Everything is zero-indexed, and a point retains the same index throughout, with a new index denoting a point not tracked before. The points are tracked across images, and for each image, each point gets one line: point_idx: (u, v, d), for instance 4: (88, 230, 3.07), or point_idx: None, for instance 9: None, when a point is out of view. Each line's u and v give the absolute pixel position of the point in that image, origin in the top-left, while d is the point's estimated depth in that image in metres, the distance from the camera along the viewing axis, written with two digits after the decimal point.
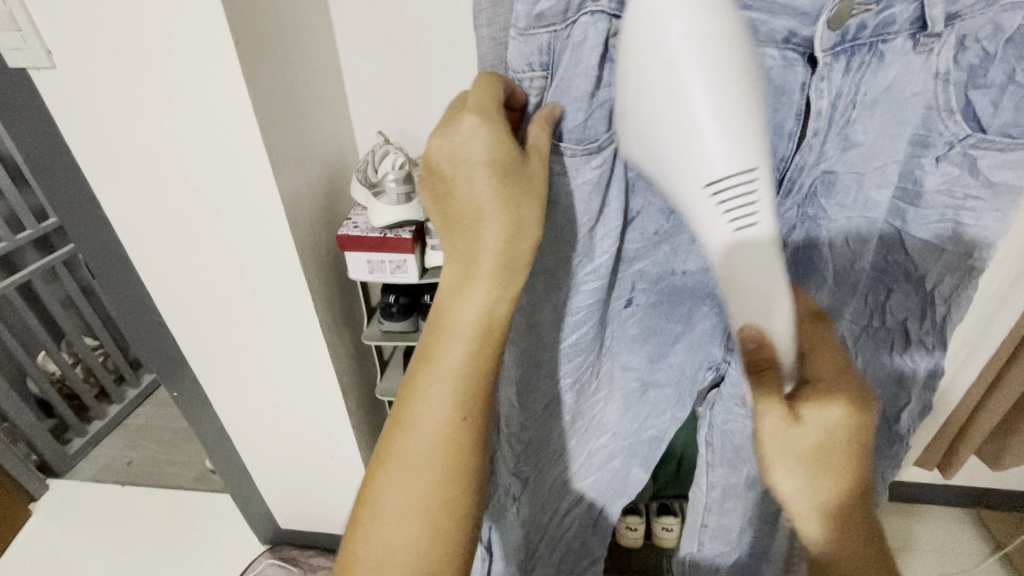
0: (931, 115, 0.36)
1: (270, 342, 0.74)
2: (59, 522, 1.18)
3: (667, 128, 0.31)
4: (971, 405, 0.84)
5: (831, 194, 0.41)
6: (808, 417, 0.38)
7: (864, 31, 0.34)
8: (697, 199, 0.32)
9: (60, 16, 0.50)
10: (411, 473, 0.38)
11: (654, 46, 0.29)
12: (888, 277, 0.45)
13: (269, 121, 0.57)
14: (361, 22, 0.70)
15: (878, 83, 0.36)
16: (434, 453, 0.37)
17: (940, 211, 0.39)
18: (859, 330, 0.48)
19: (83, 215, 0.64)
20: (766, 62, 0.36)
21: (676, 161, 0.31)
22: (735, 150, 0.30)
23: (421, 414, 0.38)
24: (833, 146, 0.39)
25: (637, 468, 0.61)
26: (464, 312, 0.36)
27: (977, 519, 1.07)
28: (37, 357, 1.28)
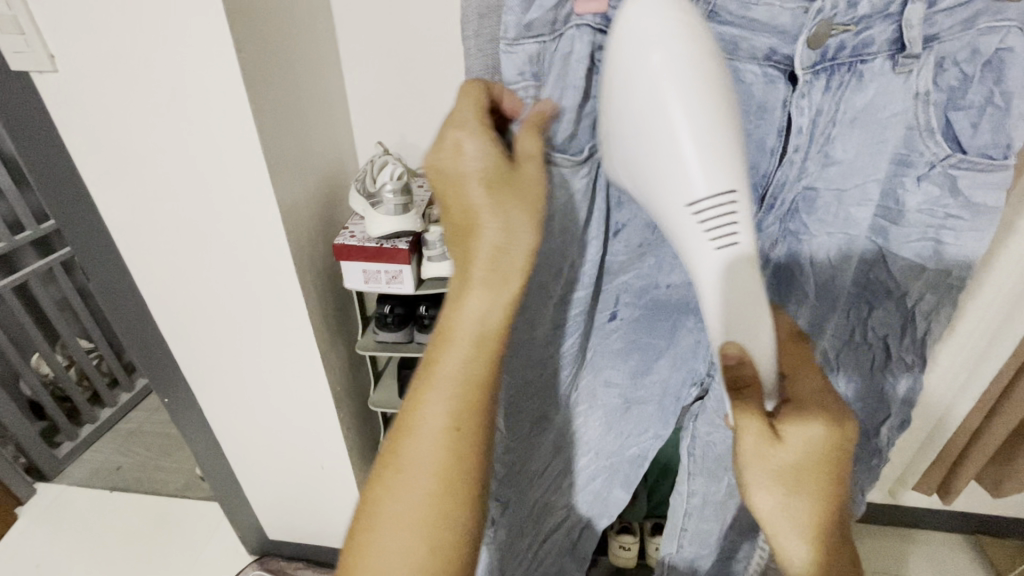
0: (912, 134, 0.36)
1: (262, 351, 0.74)
2: (46, 527, 1.16)
3: (650, 144, 0.32)
4: (971, 429, 0.83)
5: (812, 211, 0.40)
6: (789, 434, 0.38)
7: (843, 51, 0.35)
8: (680, 217, 0.33)
9: (63, 22, 0.51)
10: (411, 491, 0.36)
11: (635, 71, 0.31)
12: (869, 293, 0.44)
13: (270, 127, 0.58)
14: (364, 33, 0.70)
15: (856, 102, 0.36)
16: (433, 471, 0.36)
17: (921, 230, 0.39)
18: (840, 345, 0.48)
19: (80, 219, 0.64)
20: (746, 77, 0.37)
21: (660, 176, 0.32)
22: (712, 170, 0.31)
23: (420, 429, 0.36)
24: (815, 163, 0.39)
25: (618, 490, 0.61)
26: (466, 326, 0.36)
27: (977, 547, 1.05)
28: (31, 359, 1.28)
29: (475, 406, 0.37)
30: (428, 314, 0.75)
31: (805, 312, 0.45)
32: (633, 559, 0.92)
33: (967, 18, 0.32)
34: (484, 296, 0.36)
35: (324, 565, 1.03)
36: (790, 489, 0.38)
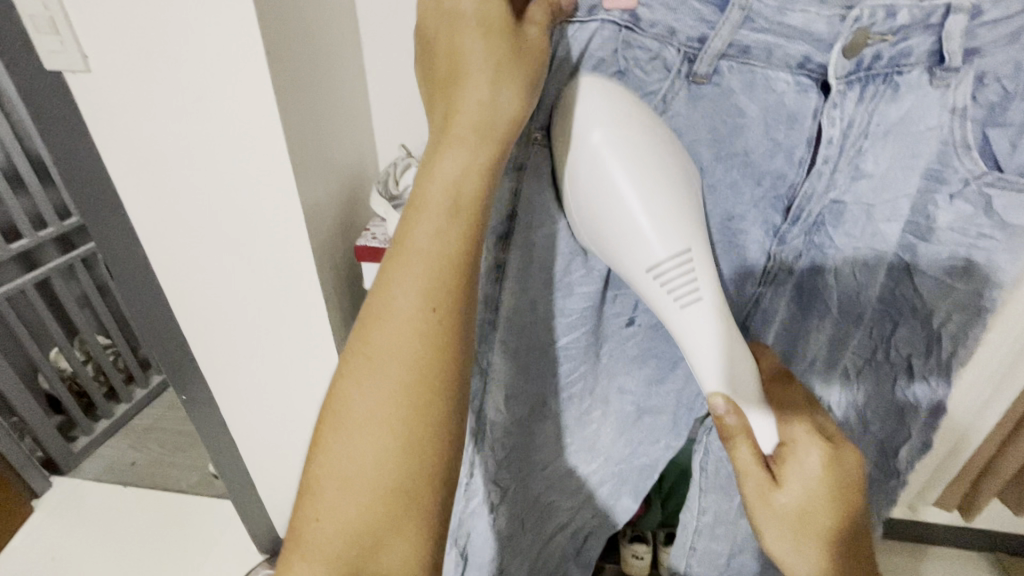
0: (946, 150, 0.35)
1: (280, 351, 0.74)
2: (60, 521, 1.18)
3: (603, 215, 0.34)
4: (995, 446, 0.82)
5: (839, 222, 0.39)
6: (788, 476, 0.36)
7: (880, 61, 0.34)
8: (640, 279, 0.34)
9: (98, 23, 0.52)
10: (378, 374, 0.33)
11: (582, 155, 0.33)
12: (893, 312, 0.43)
13: (296, 129, 0.58)
14: (389, 38, 0.71)
15: (892, 114, 0.35)
16: (403, 351, 0.32)
17: (953, 249, 0.38)
18: (861, 363, 0.47)
19: (107, 217, 0.65)
20: (778, 85, 0.36)
21: (621, 243, 0.34)
22: (666, 233, 0.33)
23: (390, 307, 0.33)
24: (844, 175, 0.37)
25: (626, 497, 0.60)
26: (435, 186, 0.32)
27: (997, 566, 1.03)
28: (50, 353, 1.29)
29: (449, 278, 0.32)
30: None
31: (825, 326, 0.45)
32: (645, 568, 0.92)
33: (1012, 32, 0.32)
34: (460, 153, 0.32)
35: None
36: (798, 529, 0.37)
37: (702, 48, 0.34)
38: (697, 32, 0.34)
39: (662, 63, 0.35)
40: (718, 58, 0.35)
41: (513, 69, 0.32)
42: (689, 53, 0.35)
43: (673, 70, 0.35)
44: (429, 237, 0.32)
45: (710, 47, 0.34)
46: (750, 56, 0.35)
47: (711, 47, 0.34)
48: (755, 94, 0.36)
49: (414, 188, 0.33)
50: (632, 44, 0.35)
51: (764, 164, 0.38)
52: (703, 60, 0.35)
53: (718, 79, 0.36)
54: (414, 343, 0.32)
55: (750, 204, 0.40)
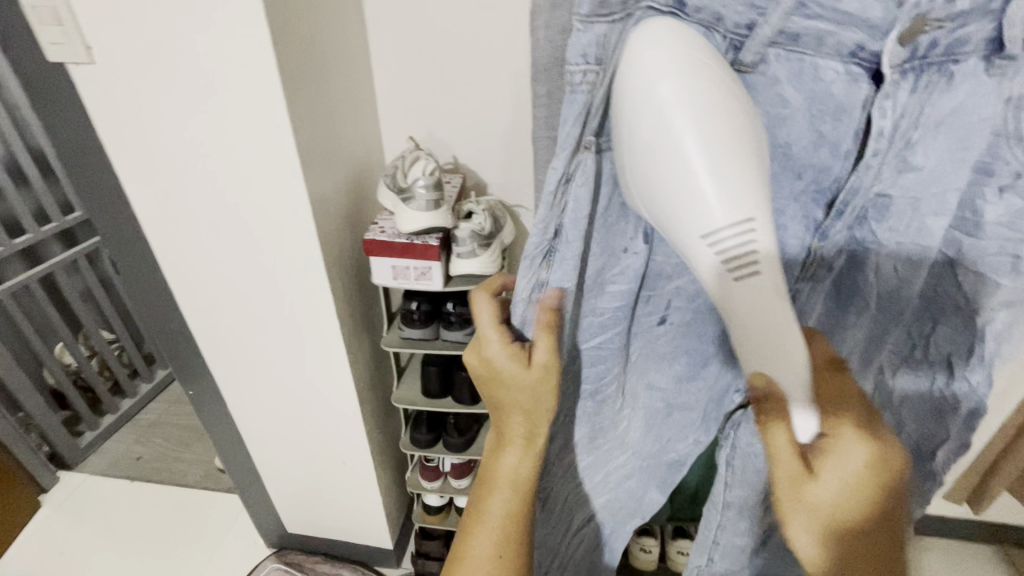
0: (998, 141, 0.33)
1: (289, 345, 0.74)
2: (68, 516, 1.18)
3: (657, 169, 0.29)
4: (1005, 440, 0.82)
5: (884, 217, 0.38)
6: (825, 470, 0.37)
7: (935, 49, 0.32)
8: (693, 246, 0.30)
9: (103, 13, 0.50)
10: (490, 528, 0.48)
11: (643, 107, 0.29)
12: (934, 311, 0.42)
13: (301, 122, 0.57)
14: (397, 28, 0.70)
15: (945, 104, 0.33)
16: (504, 522, 0.48)
17: (999, 246, 0.36)
18: (897, 362, 0.46)
19: (112, 211, 0.64)
20: (827, 75, 0.34)
21: (678, 203, 0.29)
22: (732, 197, 0.28)
23: (489, 508, 0.48)
24: (891, 168, 0.36)
25: (653, 491, 0.59)
26: (517, 443, 0.46)
27: (1004, 557, 1.03)
28: (55, 349, 1.29)
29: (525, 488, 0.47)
30: (454, 312, 0.73)
31: (864, 324, 0.45)
32: (654, 561, 0.92)
33: None
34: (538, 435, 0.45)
35: (342, 560, 1.03)
36: (826, 525, 0.38)
37: (751, 34, 0.33)
38: (744, 19, 0.32)
39: (708, 52, 0.33)
40: (766, 46, 0.33)
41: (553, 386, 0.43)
42: (735, 40, 0.33)
43: (719, 59, 0.33)
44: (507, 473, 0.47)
45: (758, 35, 0.33)
46: (799, 43, 0.33)
47: (759, 34, 0.33)
48: (802, 83, 0.34)
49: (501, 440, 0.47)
50: (678, 31, 0.32)
51: (810, 157, 0.37)
52: (750, 48, 0.33)
53: (765, 68, 0.34)
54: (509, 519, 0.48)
55: (792, 200, 0.39)
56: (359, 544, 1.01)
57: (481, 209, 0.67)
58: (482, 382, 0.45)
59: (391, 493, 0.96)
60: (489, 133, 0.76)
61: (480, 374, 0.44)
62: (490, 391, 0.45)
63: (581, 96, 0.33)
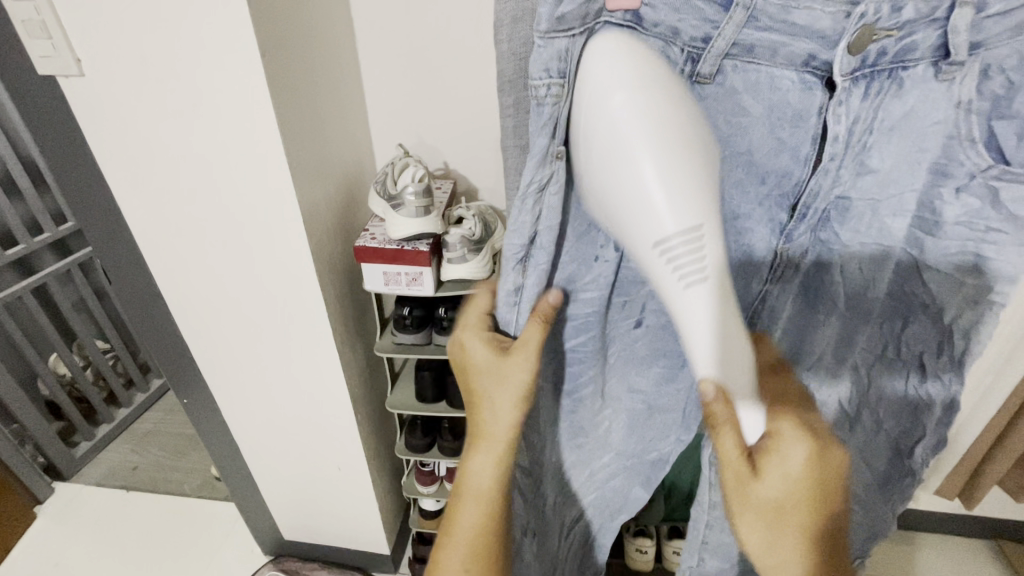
0: (952, 144, 0.34)
1: (282, 353, 0.74)
2: (63, 527, 1.17)
3: (611, 179, 0.31)
4: (994, 434, 0.82)
5: (845, 220, 0.39)
6: (767, 469, 0.34)
7: (884, 57, 0.33)
8: (647, 256, 0.31)
9: (91, 26, 0.51)
10: (466, 538, 0.46)
11: (596, 120, 0.31)
12: (903, 309, 0.43)
13: (293, 132, 0.58)
14: (384, 37, 0.71)
15: (896, 110, 0.34)
16: (479, 527, 0.47)
17: (960, 244, 0.37)
18: (872, 359, 0.46)
19: (103, 222, 0.65)
20: (782, 84, 0.35)
21: (630, 212, 0.31)
22: (680, 206, 0.29)
23: (462, 517, 0.47)
24: (849, 171, 0.37)
25: (639, 488, 0.59)
26: (491, 439, 0.44)
27: (997, 551, 1.04)
28: (49, 359, 1.29)
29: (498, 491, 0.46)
30: (446, 316, 0.74)
31: (834, 323, 0.45)
32: (650, 562, 0.92)
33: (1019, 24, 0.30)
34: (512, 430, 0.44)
35: (339, 567, 1.03)
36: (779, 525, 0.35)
37: (706, 47, 0.34)
38: (700, 32, 0.33)
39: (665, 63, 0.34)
40: (723, 57, 0.34)
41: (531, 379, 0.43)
42: (692, 52, 0.34)
43: (675, 69, 0.35)
44: (479, 483, 0.46)
45: (714, 48, 0.34)
46: (754, 54, 0.34)
47: (714, 47, 0.34)
48: (760, 94, 0.36)
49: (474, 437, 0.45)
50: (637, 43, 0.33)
51: (770, 163, 0.38)
52: (707, 60, 0.34)
53: (722, 79, 0.35)
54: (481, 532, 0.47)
55: (755, 204, 0.40)
56: (355, 550, 1.02)
57: (471, 215, 0.68)
58: (463, 385, 0.46)
59: (386, 499, 0.97)
60: (478, 140, 0.77)
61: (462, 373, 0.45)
62: (469, 395, 0.45)
63: (547, 109, 0.33)
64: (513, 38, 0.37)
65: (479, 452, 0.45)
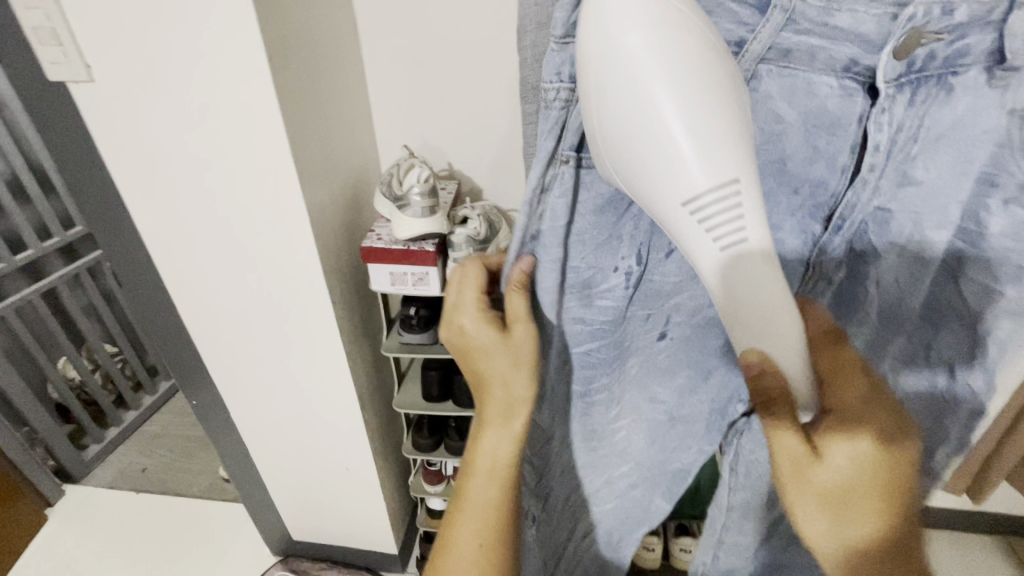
0: (1002, 153, 0.32)
1: (290, 354, 0.75)
2: (74, 528, 1.19)
3: (631, 137, 0.28)
4: (1001, 429, 0.82)
5: (885, 231, 0.36)
6: (829, 450, 0.36)
7: (934, 61, 0.31)
8: (676, 216, 0.29)
9: (102, 32, 0.52)
10: (477, 514, 0.46)
11: (612, 73, 0.27)
12: (936, 319, 0.39)
13: (301, 134, 0.59)
14: (389, 41, 0.71)
15: (944, 117, 0.32)
16: (489, 506, 0.46)
17: (1004, 254, 0.34)
18: (906, 358, 0.41)
19: (113, 226, 0.65)
20: (821, 90, 0.33)
21: (656, 171, 0.28)
22: (711, 159, 0.27)
23: (471, 495, 0.46)
24: (890, 181, 0.35)
25: (658, 498, 0.55)
26: (495, 413, 0.44)
27: (1006, 547, 1.04)
28: (58, 363, 1.30)
29: (506, 471, 0.45)
30: None
31: (866, 327, 0.40)
32: (657, 559, 0.92)
33: None
34: (514, 402, 0.44)
35: (346, 566, 1.04)
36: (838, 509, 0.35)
37: (741, 51, 0.32)
38: (734, 36, 0.32)
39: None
40: (758, 62, 0.33)
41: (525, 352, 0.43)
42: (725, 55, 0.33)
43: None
44: (490, 457, 0.45)
45: (749, 51, 0.32)
46: (791, 59, 0.33)
47: (749, 51, 0.32)
48: (795, 99, 0.34)
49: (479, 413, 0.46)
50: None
51: (806, 170, 0.35)
52: (742, 64, 0.33)
53: (758, 84, 0.33)
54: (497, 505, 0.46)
55: (788, 212, 0.37)
56: (363, 550, 1.02)
57: (476, 215, 0.68)
58: (465, 361, 0.46)
59: (394, 499, 0.97)
60: (482, 141, 0.78)
61: (462, 351, 0.46)
62: (474, 370, 0.46)
63: (555, 112, 0.35)
64: (535, 44, 0.38)
65: (488, 427, 0.45)
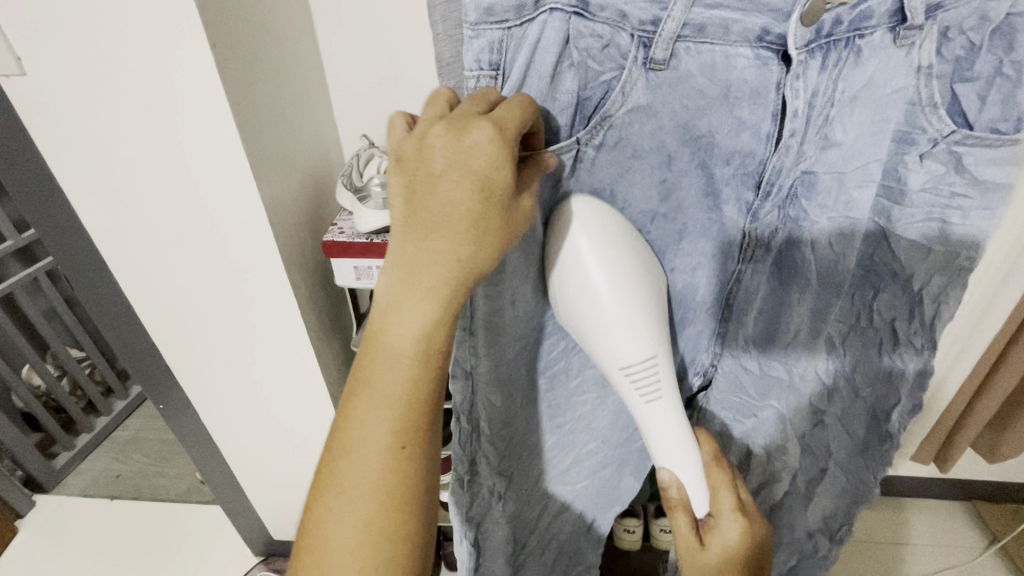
0: (914, 110, 0.35)
1: (257, 353, 0.73)
2: (48, 538, 1.16)
3: (578, 316, 0.40)
4: (964, 400, 0.84)
5: (813, 194, 0.40)
6: (710, 543, 0.43)
7: (840, 26, 0.33)
8: (615, 376, 0.41)
9: (29, 23, 0.49)
10: (379, 406, 0.35)
11: (571, 271, 0.39)
12: (873, 278, 0.44)
13: (250, 131, 0.56)
14: (345, 24, 0.68)
15: (856, 79, 0.35)
16: (397, 405, 0.35)
17: (926, 210, 0.39)
18: (846, 330, 0.48)
19: (58, 227, 0.62)
20: (737, 62, 0.35)
21: (599, 347, 0.40)
22: (637, 346, 0.39)
23: (376, 384, 0.35)
24: (813, 146, 0.38)
25: (628, 477, 0.60)
26: (423, 270, 0.33)
27: (972, 511, 1.08)
28: (22, 371, 1.26)
29: (424, 360, 0.35)
30: None
31: (807, 301, 0.45)
32: (638, 541, 0.94)
33: None
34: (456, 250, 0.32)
35: None
36: None
37: (656, 30, 0.33)
38: (648, 15, 0.33)
39: (617, 51, 0.34)
40: (674, 40, 0.34)
41: (481, 186, 0.31)
42: (642, 37, 0.34)
43: (629, 57, 0.34)
44: (402, 340, 0.34)
45: (664, 30, 0.33)
46: (706, 34, 0.34)
47: (665, 29, 0.33)
48: (715, 74, 0.35)
49: (404, 270, 0.33)
50: (584, 31, 0.33)
51: (732, 144, 0.38)
52: (658, 44, 0.34)
53: (675, 63, 0.35)
54: (405, 400, 0.35)
55: (723, 181, 0.40)
56: None
57: None
58: (408, 193, 0.33)
59: None
60: None
61: (407, 170, 0.33)
62: (410, 207, 0.33)
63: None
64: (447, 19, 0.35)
65: (406, 293, 0.34)
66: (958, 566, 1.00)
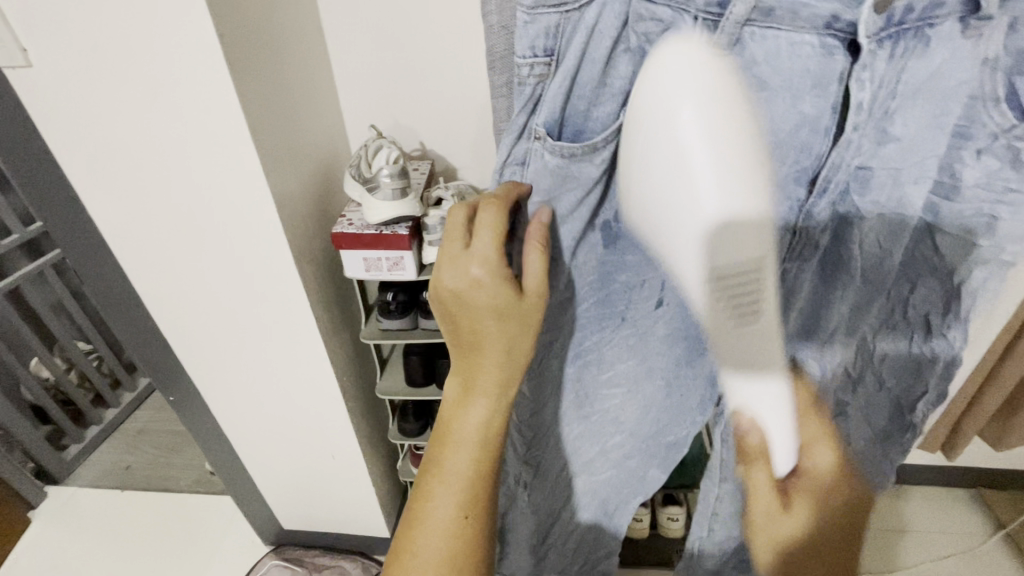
0: (975, 104, 0.33)
1: (267, 344, 0.73)
2: (60, 529, 1.18)
3: (661, 195, 0.33)
4: (973, 387, 0.84)
5: (867, 191, 0.38)
6: (797, 498, 0.42)
7: (911, 14, 0.32)
8: (695, 279, 0.34)
9: (35, 15, 0.49)
10: (451, 488, 0.41)
11: (664, 131, 0.31)
12: (911, 273, 0.43)
13: (257, 120, 0.55)
14: (353, 13, 0.68)
15: (922, 70, 0.33)
16: (466, 488, 0.41)
17: (976, 207, 0.37)
18: (880, 326, 0.48)
19: (67, 220, 0.62)
20: (802, 50, 0.34)
21: (683, 244, 0.33)
22: (734, 239, 0.32)
23: (448, 470, 0.41)
24: (870, 140, 0.36)
25: (655, 468, 0.60)
26: (479, 379, 0.40)
27: (978, 498, 1.08)
28: (31, 364, 1.26)
29: (486, 447, 0.41)
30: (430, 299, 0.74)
31: (848, 298, 0.45)
32: (645, 529, 0.94)
33: None
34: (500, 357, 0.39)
35: (339, 551, 1.05)
36: (797, 544, 0.42)
37: (723, 14, 0.33)
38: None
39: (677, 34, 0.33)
40: (741, 25, 0.33)
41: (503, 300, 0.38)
42: (707, 19, 0.33)
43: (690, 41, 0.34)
44: (467, 432, 0.40)
45: (732, 14, 0.32)
46: (773, 19, 0.33)
47: (733, 14, 0.32)
48: (778, 62, 0.34)
49: (463, 375, 0.40)
50: (644, 14, 0.33)
51: (791, 139, 0.36)
52: (725, 27, 0.33)
53: (742, 49, 0.34)
54: (472, 481, 0.41)
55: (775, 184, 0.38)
56: (354, 535, 1.03)
57: (450, 194, 0.66)
58: (445, 320, 0.40)
59: (383, 483, 0.97)
60: (454, 118, 0.75)
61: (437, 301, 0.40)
62: (452, 330, 0.40)
63: (530, 88, 0.35)
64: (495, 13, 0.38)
65: (467, 397, 0.40)
66: (964, 551, 1.01)
